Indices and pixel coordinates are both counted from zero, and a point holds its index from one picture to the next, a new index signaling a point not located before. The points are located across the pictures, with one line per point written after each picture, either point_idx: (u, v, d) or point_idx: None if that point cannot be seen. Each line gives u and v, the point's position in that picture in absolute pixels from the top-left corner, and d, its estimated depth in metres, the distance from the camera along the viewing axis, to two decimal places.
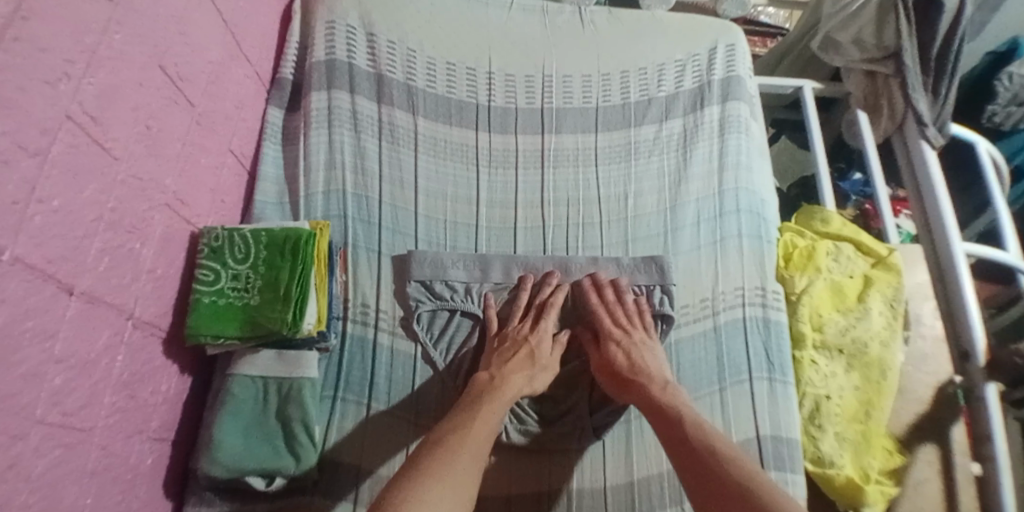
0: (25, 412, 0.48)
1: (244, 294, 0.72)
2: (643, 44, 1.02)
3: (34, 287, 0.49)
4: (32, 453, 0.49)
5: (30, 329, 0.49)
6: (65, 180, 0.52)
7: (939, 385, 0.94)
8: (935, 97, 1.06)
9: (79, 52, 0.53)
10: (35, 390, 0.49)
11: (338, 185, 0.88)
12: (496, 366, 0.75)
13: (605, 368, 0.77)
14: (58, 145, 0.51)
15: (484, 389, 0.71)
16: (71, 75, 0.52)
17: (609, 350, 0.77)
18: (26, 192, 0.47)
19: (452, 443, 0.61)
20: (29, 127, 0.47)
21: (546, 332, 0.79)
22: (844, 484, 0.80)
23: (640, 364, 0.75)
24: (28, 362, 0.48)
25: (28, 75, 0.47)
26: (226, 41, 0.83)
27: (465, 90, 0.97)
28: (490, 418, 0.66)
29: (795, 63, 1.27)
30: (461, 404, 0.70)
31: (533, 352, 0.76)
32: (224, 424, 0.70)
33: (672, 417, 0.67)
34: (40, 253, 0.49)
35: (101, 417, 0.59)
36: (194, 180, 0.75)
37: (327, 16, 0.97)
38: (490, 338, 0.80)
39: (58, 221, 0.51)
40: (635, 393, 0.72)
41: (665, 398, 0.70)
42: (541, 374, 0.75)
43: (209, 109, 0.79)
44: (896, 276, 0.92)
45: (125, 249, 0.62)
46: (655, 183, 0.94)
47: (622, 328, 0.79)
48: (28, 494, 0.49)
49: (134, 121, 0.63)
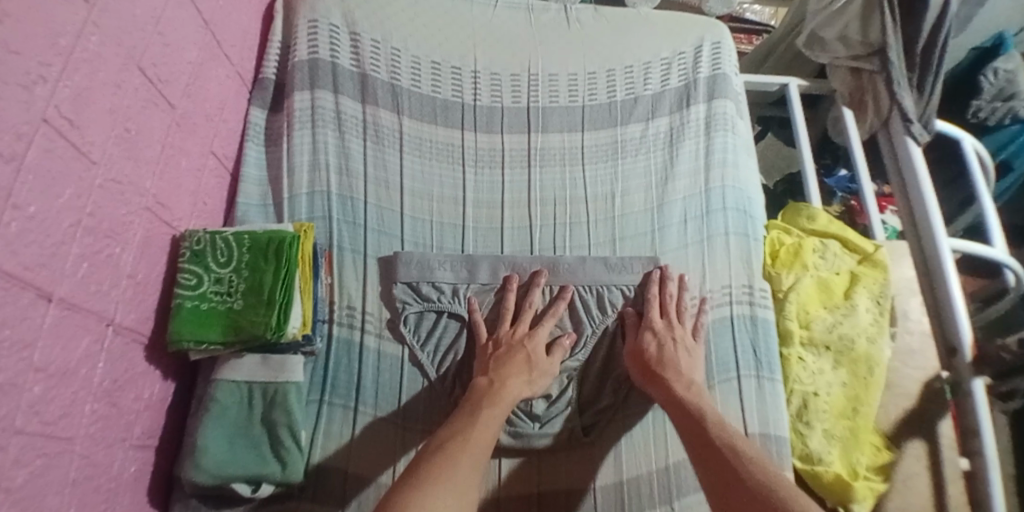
0: (3, 423, 0.47)
1: (227, 298, 0.71)
2: (629, 42, 1.02)
3: (11, 295, 0.48)
4: (11, 464, 0.48)
5: (8, 338, 0.48)
6: (42, 186, 0.51)
7: (927, 380, 0.94)
8: (920, 94, 1.07)
9: (53, 54, 0.52)
10: (13, 400, 0.48)
11: (322, 185, 0.87)
12: (495, 370, 0.74)
13: (637, 357, 0.78)
14: (34, 149, 0.50)
15: (483, 395, 0.70)
16: (46, 78, 0.51)
17: (644, 338, 0.79)
18: (2, 199, 0.46)
19: (453, 450, 0.61)
20: (4, 133, 0.46)
21: (541, 338, 0.79)
22: (832, 481, 0.80)
23: (669, 359, 0.75)
24: (5, 372, 0.47)
25: (2, 78, 0.46)
26: (206, 41, 0.81)
27: (450, 89, 0.96)
28: (490, 423, 0.66)
29: (781, 60, 1.27)
30: (466, 408, 0.69)
31: (530, 358, 0.76)
32: (207, 430, 0.69)
33: (694, 415, 0.67)
34: (17, 260, 0.48)
35: (82, 426, 0.58)
36: (174, 183, 0.74)
37: (309, 14, 0.96)
38: (483, 340, 0.80)
39: (35, 227, 0.50)
40: (660, 389, 0.73)
41: (689, 397, 0.70)
42: (539, 379, 0.75)
43: (189, 111, 0.77)
44: (883, 272, 0.92)
45: (104, 255, 0.61)
46: (642, 182, 0.93)
47: (667, 320, 0.81)
48: (8, 506, 0.48)
49: (112, 124, 0.62)
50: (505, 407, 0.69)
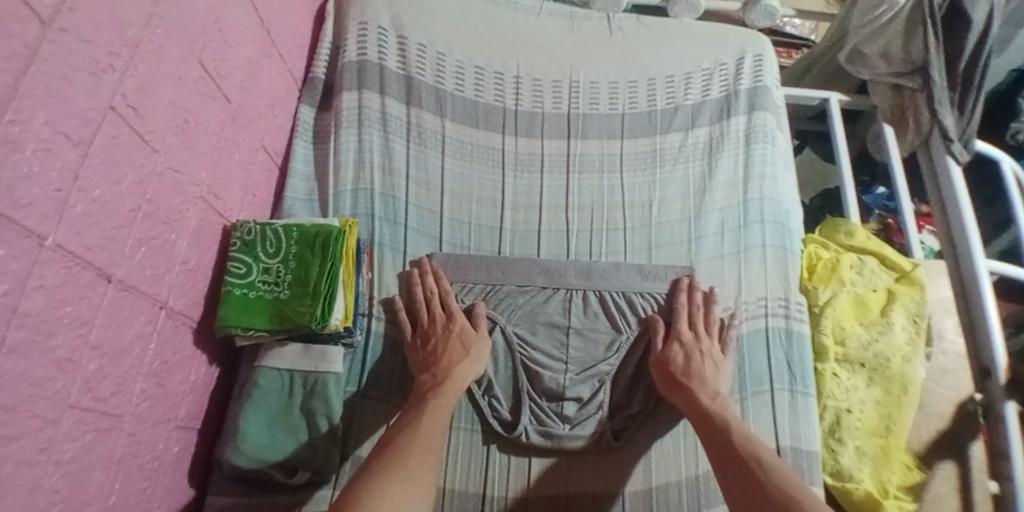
0: (57, 397, 0.50)
1: (274, 288, 0.73)
2: (670, 52, 1.03)
3: (72, 275, 0.50)
4: (63, 437, 0.51)
5: (67, 317, 0.50)
6: (105, 170, 0.53)
7: (959, 402, 0.93)
8: (962, 112, 1.05)
9: (122, 45, 0.54)
10: (69, 375, 0.51)
11: (366, 184, 0.89)
12: (434, 365, 0.76)
13: (664, 366, 0.78)
14: (101, 135, 0.52)
15: (429, 389, 0.73)
16: (114, 67, 0.53)
17: (671, 348, 0.80)
18: (68, 181, 0.48)
19: (402, 445, 0.63)
20: (73, 120, 0.48)
21: (462, 316, 0.81)
22: (863, 498, 0.80)
23: (696, 370, 0.76)
24: (63, 348, 0.50)
25: (73, 64, 0.48)
26: (262, 39, 0.84)
27: (492, 94, 0.98)
28: (440, 415, 0.69)
29: (821, 74, 1.26)
30: (410, 406, 0.71)
31: (463, 339, 0.78)
32: (250, 416, 0.71)
33: (720, 425, 0.68)
34: (81, 241, 0.51)
35: (131, 404, 0.61)
36: (226, 174, 0.76)
37: (359, 17, 0.98)
38: (410, 336, 0.81)
39: (97, 210, 0.53)
40: (685, 397, 0.74)
41: (715, 408, 0.71)
42: (477, 356, 0.77)
43: (243, 106, 0.79)
44: (919, 291, 0.92)
45: (160, 240, 0.63)
46: (680, 190, 0.94)
47: (694, 331, 0.81)
48: (57, 477, 0.51)
49: (172, 115, 0.63)
50: (448, 398, 0.71)
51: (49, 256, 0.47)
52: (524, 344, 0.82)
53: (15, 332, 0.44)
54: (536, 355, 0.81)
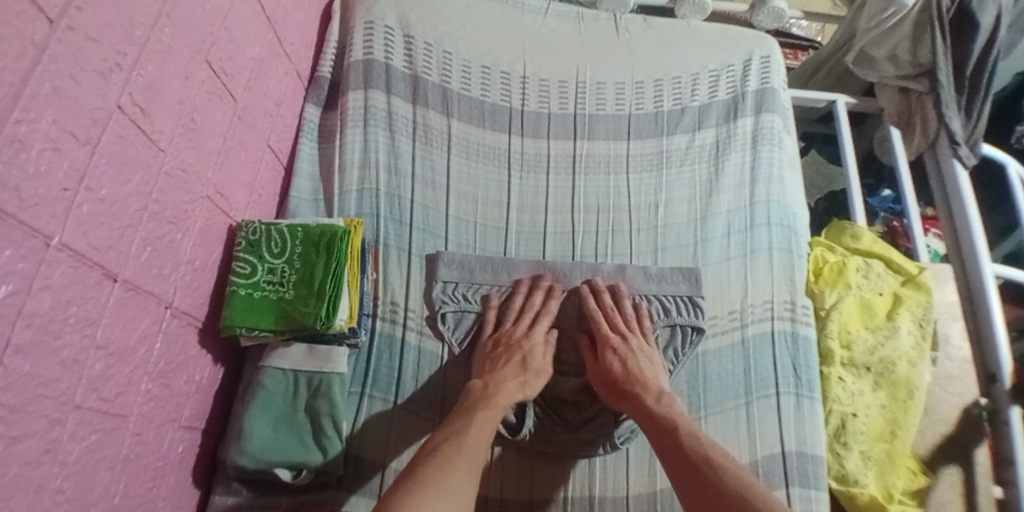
0: (63, 398, 0.50)
1: (278, 288, 0.73)
2: (679, 53, 1.02)
3: (78, 275, 0.50)
4: (68, 438, 0.51)
5: (73, 317, 0.50)
6: (112, 170, 0.53)
7: (964, 407, 0.93)
8: (968, 116, 1.05)
9: (129, 44, 0.54)
10: (75, 375, 0.51)
11: (371, 184, 0.89)
12: (490, 373, 0.76)
13: (602, 376, 0.78)
14: (107, 134, 0.52)
15: (479, 398, 0.72)
16: (121, 66, 0.53)
17: (606, 358, 0.78)
18: (75, 181, 0.48)
19: (448, 450, 0.63)
20: (80, 119, 0.48)
21: (539, 336, 0.81)
22: (867, 503, 0.80)
23: (635, 374, 0.76)
24: (69, 348, 0.50)
25: (80, 63, 0.47)
26: (269, 37, 0.83)
27: (498, 94, 0.97)
28: (487, 426, 0.68)
29: (828, 77, 1.26)
30: (458, 412, 0.71)
31: (525, 359, 0.77)
32: (255, 416, 0.71)
33: (669, 427, 0.68)
34: (87, 241, 0.50)
35: (136, 405, 0.60)
36: (232, 173, 0.75)
37: (365, 16, 0.98)
38: (485, 340, 0.82)
39: (104, 210, 0.52)
40: (633, 404, 0.73)
41: (661, 410, 0.71)
42: (530, 379, 0.76)
43: (250, 105, 0.79)
44: (926, 295, 0.92)
45: (167, 240, 0.63)
46: (687, 192, 0.94)
47: (620, 333, 0.80)
48: (62, 478, 0.51)
49: (180, 114, 0.63)
50: (497, 408, 0.71)
51: (56, 256, 0.47)
52: None
53: (21, 333, 0.44)
54: None
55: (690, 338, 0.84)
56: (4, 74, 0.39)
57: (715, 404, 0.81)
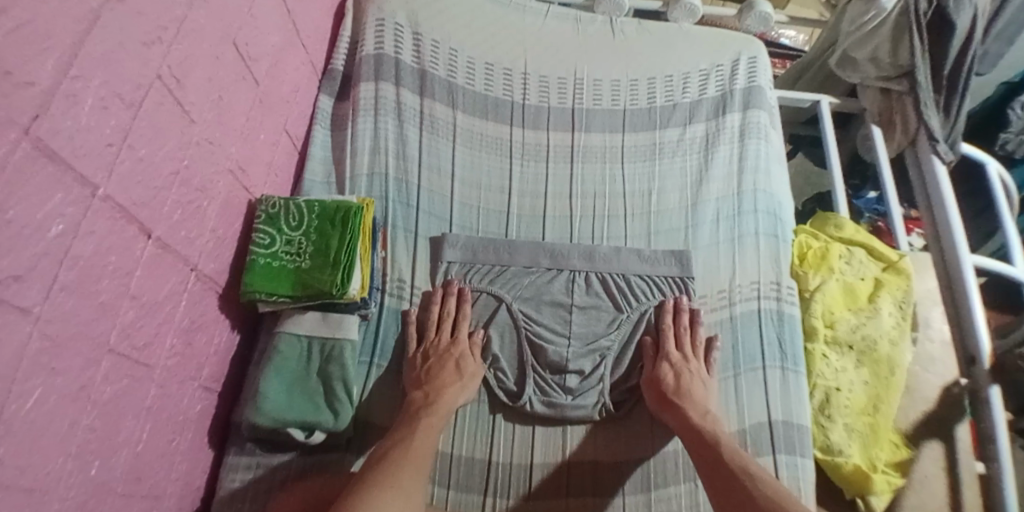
0: (99, 339, 0.54)
1: (295, 258, 0.77)
2: (671, 53, 1.09)
3: (118, 226, 0.55)
4: (101, 380, 0.55)
5: (111, 265, 0.54)
6: (150, 133, 0.58)
7: (944, 386, 0.97)
8: (947, 114, 1.12)
9: (169, 20, 0.59)
10: (110, 321, 0.55)
11: (381, 168, 0.95)
12: (427, 382, 0.79)
13: (654, 385, 0.81)
14: (148, 100, 0.57)
15: (420, 408, 0.76)
16: (163, 40, 0.58)
17: (661, 368, 0.82)
18: (119, 138, 0.53)
19: (396, 458, 0.67)
20: (125, 83, 0.53)
21: (464, 341, 0.83)
22: (852, 473, 0.83)
23: (687, 389, 0.79)
24: (106, 293, 0.54)
25: (128, 33, 0.53)
26: (288, 29, 0.89)
27: (501, 89, 1.03)
28: (430, 433, 0.72)
29: (814, 79, 1.33)
30: (401, 422, 0.75)
31: (458, 364, 0.80)
32: (270, 378, 0.75)
33: (710, 440, 0.73)
34: (127, 196, 0.55)
35: (162, 358, 0.64)
36: (252, 151, 0.81)
37: (377, 14, 1.05)
38: (412, 352, 0.83)
39: (141, 169, 0.57)
40: (676, 416, 0.77)
41: (706, 425, 0.75)
42: (468, 383, 0.80)
43: (270, 89, 0.85)
44: (906, 280, 0.96)
45: (194, 206, 0.68)
46: (678, 182, 0.99)
47: (682, 353, 0.83)
48: (92, 416, 0.54)
49: (209, 90, 0.68)
50: (439, 418, 0.74)
51: (100, 206, 0.52)
52: (529, 319, 0.86)
53: (65, 273, 0.49)
54: (541, 330, 0.85)
55: None
56: (62, 33, 0.45)
57: None
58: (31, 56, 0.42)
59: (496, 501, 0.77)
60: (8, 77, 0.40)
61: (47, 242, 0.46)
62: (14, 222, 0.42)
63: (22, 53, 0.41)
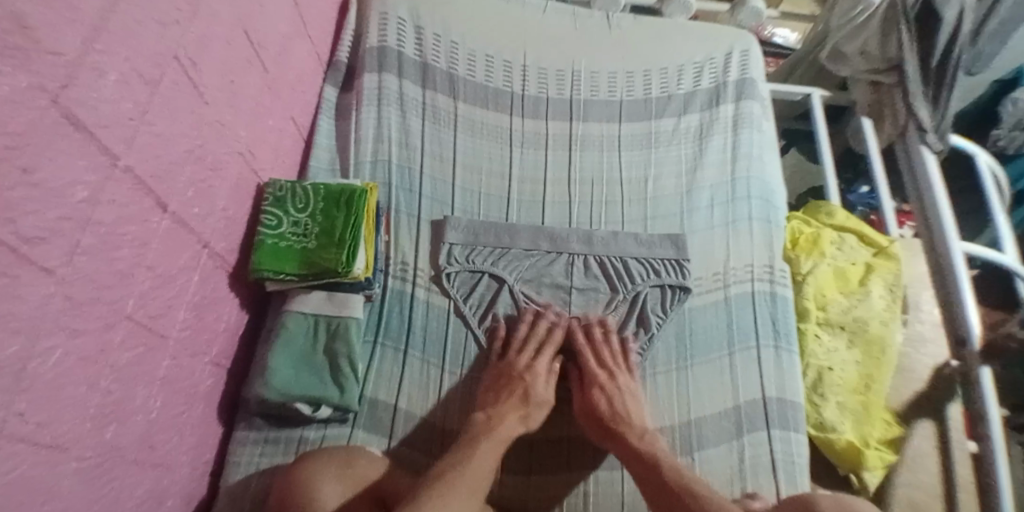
0: (118, 304, 0.56)
1: (302, 238, 0.80)
2: (666, 46, 1.12)
3: (136, 197, 0.57)
4: (119, 344, 0.56)
5: (130, 234, 0.56)
6: (167, 110, 0.61)
7: (936, 367, 0.99)
8: (936, 106, 1.14)
9: (186, 4, 0.62)
10: (127, 288, 0.57)
11: (384, 155, 0.98)
12: (492, 406, 0.77)
13: (590, 415, 0.78)
14: (166, 79, 0.60)
15: (480, 432, 0.72)
16: (179, 22, 0.61)
17: (593, 395, 0.80)
18: (138, 112, 0.56)
19: (453, 480, 0.62)
20: (145, 60, 0.56)
21: (541, 369, 0.81)
22: (845, 449, 0.86)
23: (622, 413, 0.77)
24: (125, 261, 0.56)
25: (147, 13, 0.55)
26: (296, 20, 0.92)
27: (501, 79, 1.06)
28: (491, 456, 0.68)
29: (806, 74, 1.37)
30: (456, 444, 0.70)
31: (528, 392, 0.78)
32: (280, 354, 0.77)
33: (651, 463, 0.70)
34: (145, 168, 0.58)
35: (175, 330, 0.66)
36: (261, 136, 0.83)
37: (380, 8, 1.08)
38: (489, 376, 0.82)
39: (159, 143, 0.60)
40: (619, 445, 0.74)
41: (644, 447, 0.72)
42: (536, 412, 0.77)
43: (278, 77, 0.87)
44: (896, 263, 0.99)
45: (206, 185, 0.70)
46: (674, 169, 1.02)
47: (607, 370, 0.81)
48: (112, 379, 0.56)
49: (222, 74, 0.71)
50: (499, 442, 0.71)
51: (122, 175, 0.54)
52: (530, 302, 0.89)
53: (88, 237, 0.50)
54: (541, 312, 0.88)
55: (678, 296, 0.90)
56: (88, 8, 0.47)
57: (702, 355, 0.87)
58: (61, 27, 0.44)
59: (495, 474, 0.78)
60: (40, 46, 0.42)
61: (71, 205, 0.48)
62: (42, 183, 0.44)
63: (53, 23, 0.43)
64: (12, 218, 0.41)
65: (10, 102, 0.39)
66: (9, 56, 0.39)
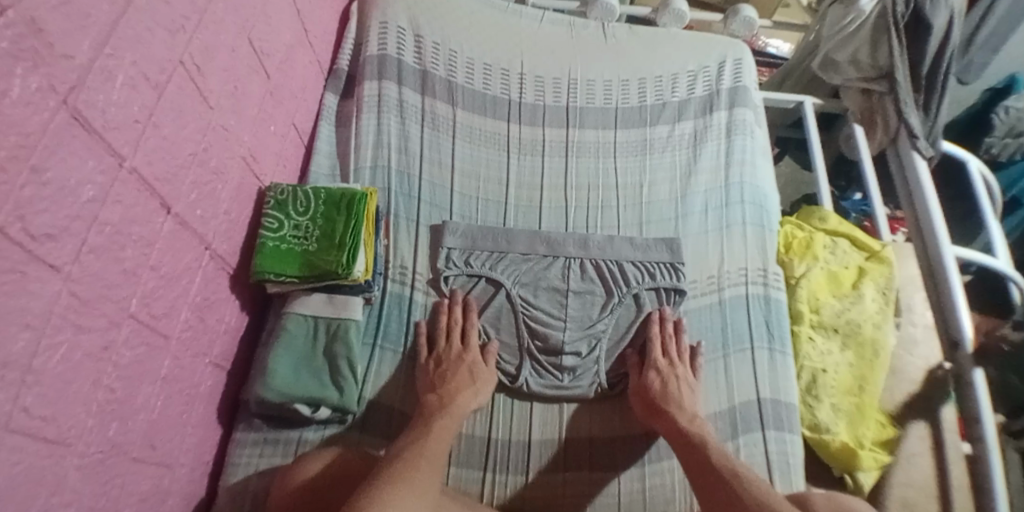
0: (122, 304, 0.57)
1: (303, 241, 0.81)
2: (660, 55, 1.14)
3: (142, 198, 0.58)
4: (122, 343, 0.57)
5: (135, 235, 0.58)
6: (172, 114, 0.62)
7: (928, 369, 0.99)
8: (927, 113, 1.17)
9: (192, 11, 0.64)
10: (131, 288, 0.58)
11: (384, 161, 0.99)
12: (441, 386, 0.79)
13: (642, 393, 0.82)
14: (172, 84, 0.61)
15: (434, 411, 0.75)
16: (185, 28, 0.63)
17: (648, 376, 0.82)
18: (145, 116, 0.57)
19: (410, 456, 0.65)
20: (152, 65, 0.57)
21: (476, 348, 0.84)
22: (839, 449, 0.86)
23: (674, 394, 0.80)
24: (130, 261, 0.57)
25: (155, 20, 0.57)
26: (298, 28, 0.94)
27: (498, 87, 1.09)
28: (444, 434, 0.71)
29: (798, 82, 1.39)
30: (415, 425, 0.73)
31: (472, 370, 0.81)
32: (278, 355, 0.78)
33: (697, 445, 0.73)
34: (151, 170, 0.59)
35: (177, 330, 0.67)
36: (263, 142, 0.85)
37: (380, 17, 1.10)
38: (424, 359, 0.84)
39: (164, 146, 0.61)
40: (665, 423, 0.77)
41: (693, 429, 0.76)
42: (482, 388, 0.80)
43: (280, 84, 0.89)
44: (888, 267, 1.00)
45: (209, 188, 0.71)
46: (668, 175, 1.04)
47: (669, 359, 0.84)
48: (114, 378, 0.56)
49: (226, 79, 0.73)
50: (453, 419, 0.74)
51: (127, 177, 0.55)
52: (527, 304, 0.89)
53: (94, 236, 0.52)
54: (538, 314, 0.88)
55: (673, 299, 0.92)
56: (98, 14, 0.49)
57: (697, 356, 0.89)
58: (72, 30, 0.46)
59: (494, 475, 0.79)
60: (51, 48, 0.43)
61: (79, 205, 0.49)
62: (51, 182, 0.45)
63: (64, 27, 0.45)
64: (22, 216, 0.42)
65: (23, 103, 0.41)
66: (23, 59, 0.40)
